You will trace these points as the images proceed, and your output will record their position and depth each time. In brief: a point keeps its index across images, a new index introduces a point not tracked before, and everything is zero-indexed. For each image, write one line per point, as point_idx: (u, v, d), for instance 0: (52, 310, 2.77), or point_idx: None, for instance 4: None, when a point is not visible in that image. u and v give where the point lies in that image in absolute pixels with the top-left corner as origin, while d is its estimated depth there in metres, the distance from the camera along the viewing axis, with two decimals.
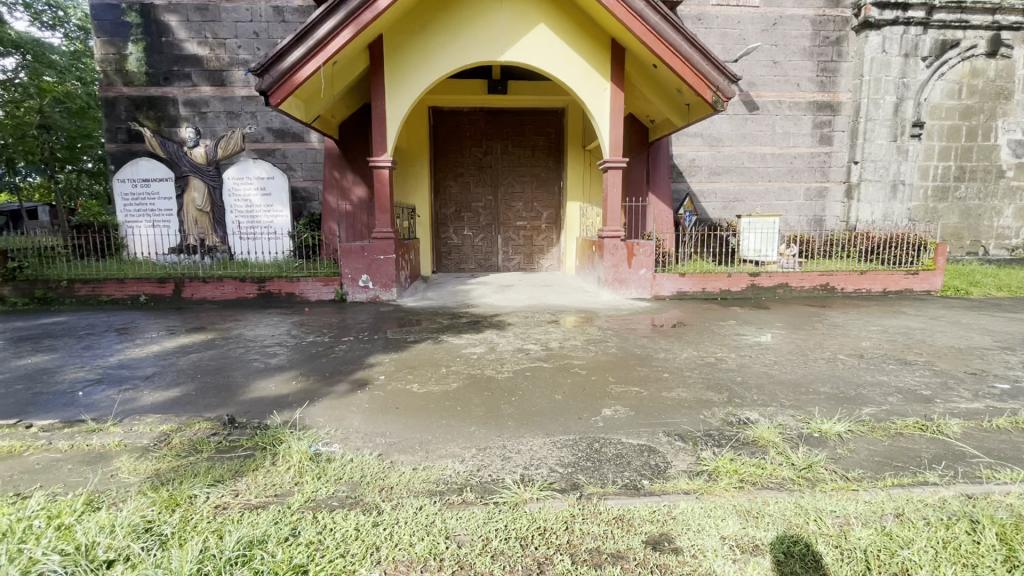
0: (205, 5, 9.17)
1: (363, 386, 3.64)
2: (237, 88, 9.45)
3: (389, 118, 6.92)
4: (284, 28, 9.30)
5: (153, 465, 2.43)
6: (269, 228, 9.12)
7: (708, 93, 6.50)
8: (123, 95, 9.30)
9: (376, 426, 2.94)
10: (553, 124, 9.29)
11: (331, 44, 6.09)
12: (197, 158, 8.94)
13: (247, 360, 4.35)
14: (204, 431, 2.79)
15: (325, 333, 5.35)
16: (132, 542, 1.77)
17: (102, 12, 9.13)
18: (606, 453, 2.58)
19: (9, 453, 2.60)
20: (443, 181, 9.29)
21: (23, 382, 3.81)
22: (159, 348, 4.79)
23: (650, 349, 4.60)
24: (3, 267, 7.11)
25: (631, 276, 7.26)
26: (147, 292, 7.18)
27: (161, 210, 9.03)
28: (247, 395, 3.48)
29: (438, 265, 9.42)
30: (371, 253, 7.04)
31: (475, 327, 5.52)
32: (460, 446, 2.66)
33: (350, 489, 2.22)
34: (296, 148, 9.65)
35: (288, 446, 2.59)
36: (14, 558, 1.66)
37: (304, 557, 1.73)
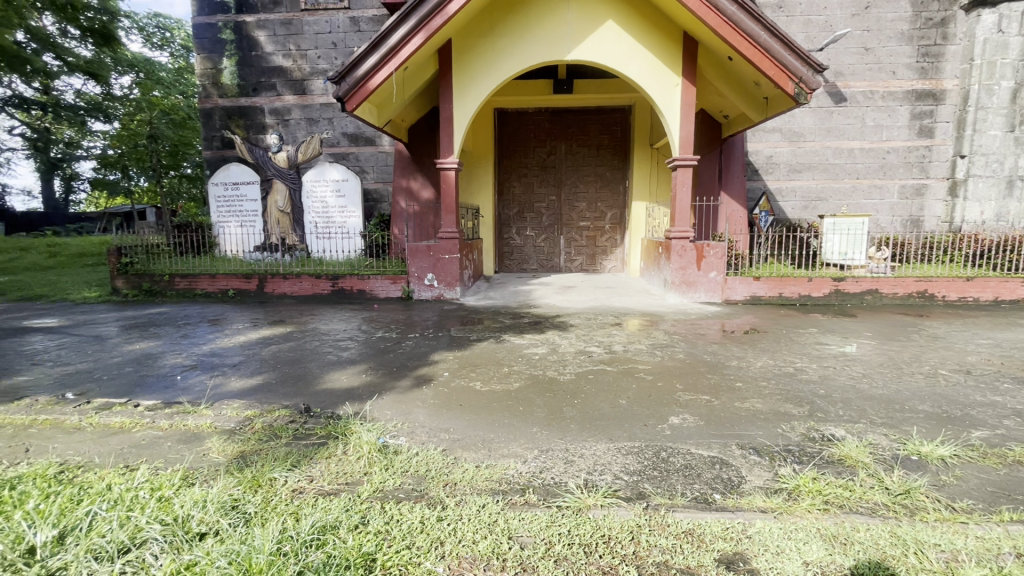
0: (289, 20, 9.82)
1: (428, 382, 3.73)
2: (316, 96, 10.01)
3: (456, 121, 7.07)
4: (359, 37, 9.75)
5: (239, 447, 2.63)
6: (342, 228, 9.60)
7: (790, 85, 6.09)
8: (218, 105, 10.14)
9: (441, 422, 3.00)
10: (620, 122, 9.09)
11: (403, 50, 6.31)
12: (280, 162, 9.75)
13: (322, 352, 4.60)
14: (283, 418, 2.97)
15: (392, 329, 5.55)
16: (221, 518, 1.90)
17: (202, 31, 10.03)
18: (673, 463, 2.47)
19: (120, 428, 2.91)
20: (507, 181, 9.36)
21: (132, 365, 4.26)
22: (245, 339, 5.18)
23: (722, 357, 4.37)
24: (118, 261, 8.00)
25: (700, 279, 6.95)
26: (235, 287, 7.78)
27: (249, 211, 9.79)
28: (321, 386, 3.68)
29: (501, 266, 9.51)
30: (437, 252, 7.22)
31: (537, 328, 5.51)
32: (523, 446, 2.66)
33: (417, 481, 2.28)
34: (368, 152, 10.08)
35: (359, 437, 2.69)
36: (123, 523, 1.84)
37: (372, 546, 1.79)
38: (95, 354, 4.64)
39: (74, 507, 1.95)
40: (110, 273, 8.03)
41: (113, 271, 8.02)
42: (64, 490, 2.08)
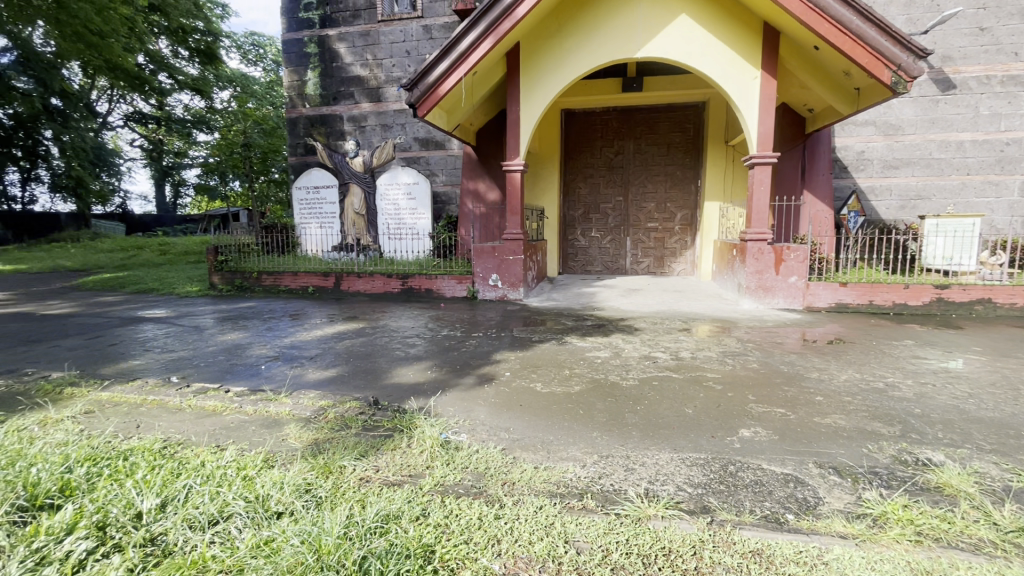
0: (367, 31, 10.36)
1: (489, 381, 3.79)
2: (391, 103, 10.48)
3: (523, 123, 7.12)
4: (431, 44, 10.10)
5: (313, 434, 2.81)
6: (412, 229, 9.96)
7: (886, 73, 5.56)
8: (303, 114, 10.89)
9: (501, 421, 3.03)
10: (692, 119, 8.75)
11: (473, 55, 6.46)
12: (357, 167, 10.17)
13: (390, 348, 4.82)
14: (354, 410, 3.14)
15: (457, 327, 5.69)
16: (295, 499, 2.04)
17: (290, 46, 10.84)
18: (742, 478, 2.34)
19: (213, 411, 3.21)
20: (573, 182, 9.30)
21: (224, 354, 4.69)
22: (322, 333, 5.53)
23: (800, 368, 4.08)
24: (215, 259, 8.82)
25: (778, 284, 6.53)
26: (314, 284, 8.33)
27: (327, 213, 10.39)
28: (389, 380, 3.85)
29: (565, 267, 9.47)
30: (502, 253, 7.32)
31: (602, 331, 5.43)
32: (582, 450, 2.63)
33: (476, 478, 2.33)
34: (438, 155, 10.40)
35: (423, 431, 2.79)
36: (214, 497, 2.03)
37: (432, 538, 1.84)
38: (194, 343, 5.16)
39: (173, 479, 2.18)
40: (208, 270, 8.86)
41: (210, 268, 8.84)
42: (166, 464, 2.32)
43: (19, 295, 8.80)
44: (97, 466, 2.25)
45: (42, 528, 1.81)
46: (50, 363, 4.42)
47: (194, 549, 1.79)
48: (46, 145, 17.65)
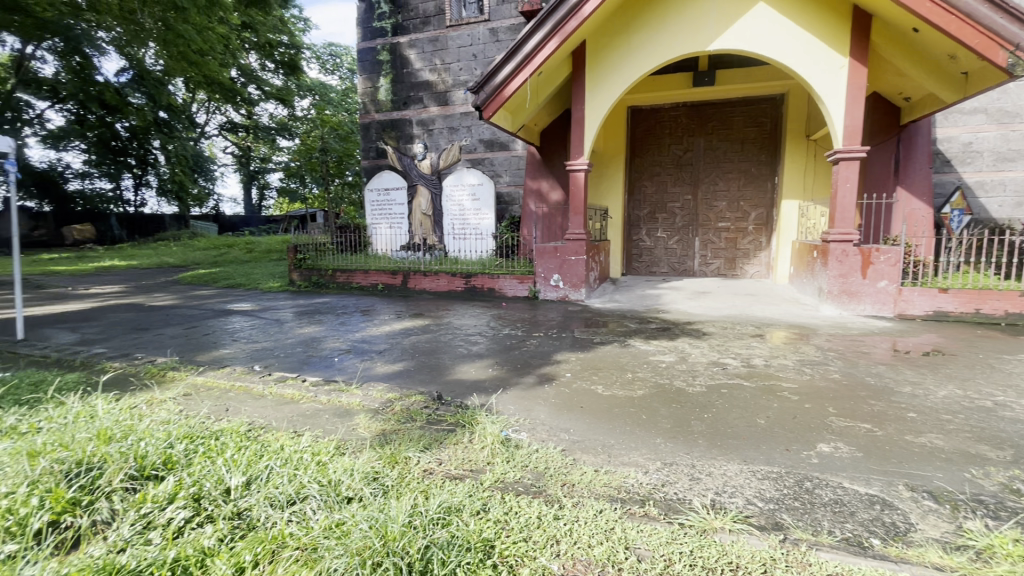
0: (436, 37, 10.66)
1: (550, 381, 3.78)
2: (457, 105, 10.68)
3: (588, 122, 7.04)
4: (497, 46, 10.22)
5: (381, 425, 2.94)
6: (476, 230, 10.16)
7: (999, 54, 4.96)
8: (375, 119, 11.40)
9: (561, 421, 3.02)
10: (769, 112, 8.28)
11: (538, 55, 6.47)
12: (423, 168, 10.65)
13: (454, 345, 4.95)
14: (419, 403, 3.26)
15: (518, 327, 5.73)
16: (364, 486, 2.15)
17: (365, 55, 11.39)
18: (820, 496, 2.18)
19: (291, 399, 3.44)
20: (638, 181, 9.07)
21: (302, 346, 5.01)
22: (390, 328, 5.77)
23: (890, 380, 3.74)
24: (295, 257, 9.49)
25: (865, 289, 6.02)
26: (383, 281, 8.73)
27: (397, 213, 10.86)
28: (452, 376, 3.96)
29: (629, 268, 9.27)
30: (564, 253, 7.29)
31: (668, 334, 5.26)
32: (644, 456, 2.56)
33: (536, 477, 2.34)
34: (502, 156, 10.35)
35: (484, 427, 2.84)
36: (292, 478, 2.18)
37: (491, 533, 1.87)
38: (275, 335, 5.56)
39: (257, 460, 2.36)
40: (289, 267, 9.53)
41: (291, 265, 9.51)
42: (250, 445, 2.52)
43: (132, 287, 9.89)
44: (194, 442, 2.48)
45: (149, 496, 2.03)
46: (156, 349, 4.93)
47: (274, 525, 1.93)
48: (154, 154, 19.78)
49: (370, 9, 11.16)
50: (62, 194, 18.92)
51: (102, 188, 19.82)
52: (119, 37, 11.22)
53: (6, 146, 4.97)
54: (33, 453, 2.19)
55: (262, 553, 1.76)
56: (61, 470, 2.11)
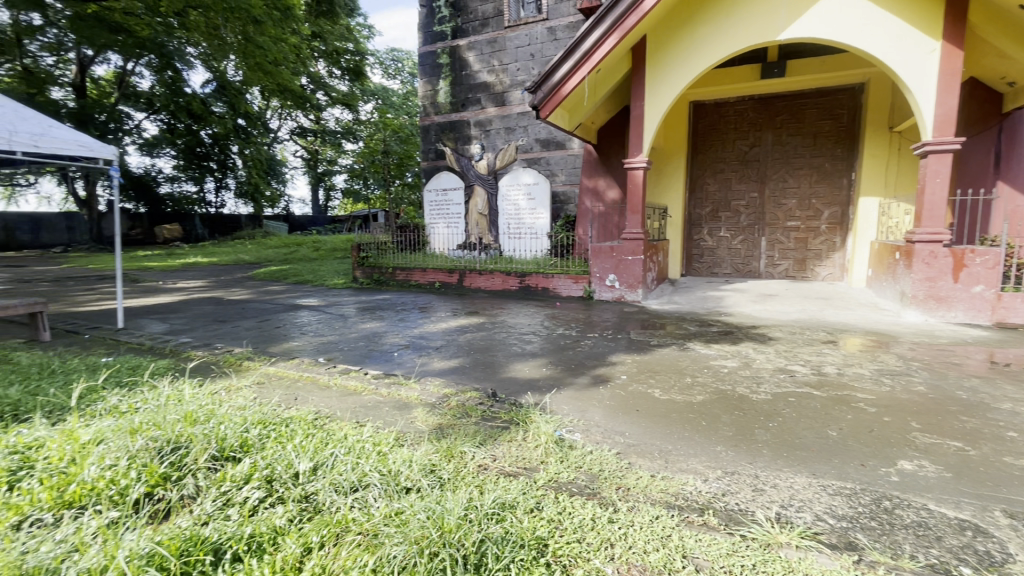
0: (495, 39, 10.78)
1: (605, 383, 3.74)
2: (514, 105, 10.74)
3: (647, 119, 6.87)
4: (555, 45, 10.19)
5: (438, 419, 3.02)
6: (531, 229, 10.20)
7: None
8: (434, 121, 11.68)
9: (615, 424, 2.98)
10: (846, 104, 7.73)
11: (597, 52, 6.40)
12: (480, 169, 10.79)
13: (509, 343, 4.99)
14: (474, 399, 3.31)
15: (573, 327, 5.70)
16: (422, 477, 2.22)
17: (426, 59, 11.70)
18: (900, 517, 2.02)
19: (354, 391, 3.61)
20: (700, 178, 8.75)
21: (364, 341, 5.24)
22: (446, 325, 5.91)
23: (986, 395, 3.39)
24: (358, 255, 9.94)
25: (956, 294, 5.50)
26: (440, 280, 8.95)
27: (454, 213, 11.05)
28: (506, 373, 4.00)
29: (689, 269, 8.97)
30: (621, 253, 7.16)
31: (730, 338, 5.05)
32: (704, 464, 2.47)
33: (590, 479, 2.32)
34: (558, 155, 10.27)
35: (538, 426, 2.84)
36: (355, 467, 2.28)
37: (545, 531, 1.88)
38: (340, 329, 5.84)
39: (323, 447, 2.49)
40: (353, 265, 9.99)
41: (355, 263, 9.96)
42: (317, 433, 2.66)
43: (213, 282, 10.71)
44: (266, 428, 2.66)
45: (228, 476, 2.20)
46: (234, 340, 5.32)
47: (338, 509, 2.04)
48: (233, 159, 21.30)
49: (432, 14, 11.46)
50: (155, 197, 20.82)
51: (188, 191, 21.60)
52: (204, 50, 12.19)
53: (111, 154, 5.53)
54: (131, 430, 2.43)
55: (328, 535, 1.86)
56: (155, 447, 2.33)
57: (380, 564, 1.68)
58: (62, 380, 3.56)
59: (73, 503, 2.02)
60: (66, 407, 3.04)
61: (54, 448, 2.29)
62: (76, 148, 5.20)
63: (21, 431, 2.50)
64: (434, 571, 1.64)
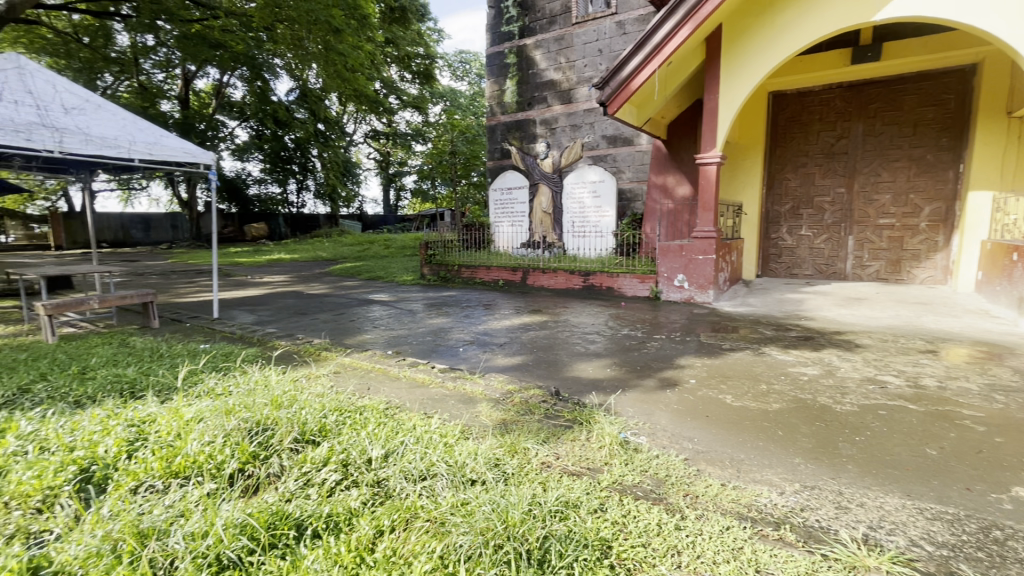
0: (562, 36, 10.73)
1: (673, 386, 3.62)
2: (581, 103, 10.58)
3: (722, 112, 6.56)
4: (624, 39, 9.96)
5: (501, 414, 3.07)
6: (595, 227, 10.08)
7: None
8: (501, 121, 11.77)
9: (683, 429, 2.88)
10: (953, 87, 6.94)
11: (668, 45, 6.20)
12: (546, 167, 10.75)
13: (572, 342, 4.97)
14: (537, 397, 3.33)
15: (638, 328, 5.56)
16: (487, 470, 2.27)
17: (493, 60, 11.85)
18: (1014, 550, 1.80)
19: (421, 383, 3.75)
20: (779, 173, 8.23)
21: (431, 335, 5.41)
22: (510, 323, 5.97)
23: None
24: (426, 253, 10.27)
25: None
26: (503, 278, 9.06)
27: (518, 212, 11.14)
28: (569, 372, 3.99)
29: (765, 270, 8.47)
30: (690, 252, 6.91)
31: (810, 344, 4.72)
32: (780, 476, 2.34)
33: (656, 483, 2.27)
34: (626, 152, 9.97)
35: (602, 427, 2.81)
36: (424, 456, 2.37)
37: (609, 533, 1.86)
38: (409, 324, 6.08)
39: (394, 435, 2.61)
40: (421, 262, 10.35)
41: (423, 261, 10.31)
42: (388, 422, 2.79)
43: (295, 277, 11.47)
44: (342, 415, 2.82)
45: (309, 458, 2.36)
46: (313, 331, 5.69)
47: (408, 495, 2.13)
48: (313, 161, 22.70)
49: (500, 14, 11.60)
50: (245, 198, 22.65)
51: (273, 192, 23.30)
52: (289, 61, 13.08)
53: (209, 159, 6.06)
54: (226, 411, 2.67)
55: (398, 520, 1.95)
56: (246, 427, 2.54)
57: (448, 552, 1.74)
58: (169, 363, 3.98)
59: (179, 473, 2.25)
60: (172, 387, 3.40)
61: (164, 423, 2.57)
62: (182, 156, 5.78)
63: (138, 407, 2.82)
64: (499, 563, 1.68)
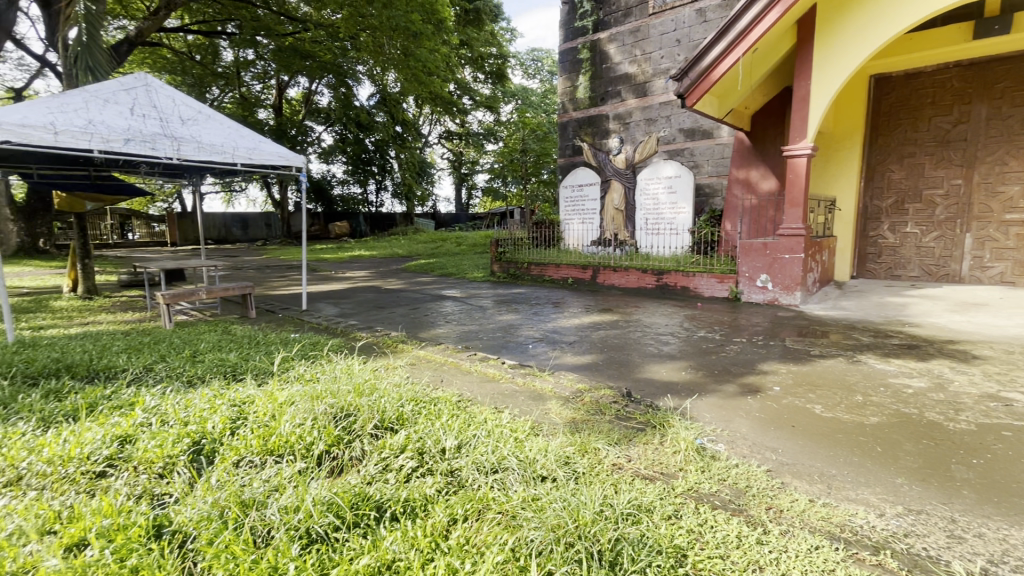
0: (638, 28, 10.43)
1: (754, 393, 3.42)
2: (656, 96, 10.21)
3: (814, 99, 6.07)
4: (705, 27, 9.49)
5: (572, 413, 3.06)
6: (670, 224, 9.72)
7: None
8: (573, 117, 11.66)
9: (766, 439, 2.71)
10: None
11: (755, 30, 5.82)
12: (618, 163, 10.50)
13: (644, 343, 4.83)
14: (608, 397, 3.28)
15: (716, 330, 5.29)
16: (558, 468, 2.27)
17: (566, 56, 11.76)
18: None
19: (492, 377, 3.83)
20: (881, 165, 7.50)
21: (501, 332, 5.49)
22: (579, 321, 5.91)
23: None
24: (496, 250, 10.42)
25: None
26: (573, 276, 8.98)
27: (589, 209, 11.00)
28: (642, 374, 3.88)
29: (861, 271, 7.76)
30: (775, 252, 6.48)
31: (916, 353, 4.25)
32: (879, 496, 2.14)
33: (735, 494, 2.16)
34: (705, 145, 9.51)
35: (677, 431, 2.71)
36: (495, 450, 2.41)
37: (684, 541, 1.80)
38: (479, 320, 6.21)
39: (466, 427, 2.69)
40: (491, 259, 10.51)
41: (493, 258, 10.47)
42: (461, 415, 2.87)
43: (373, 273, 12.09)
44: (419, 405, 2.95)
45: (388, 444, 2.49)
46: (390, 324, 5.98)
47: (480, 487, 2.18)
48: (390, 162, 23.78)
49: (574, 10, 11.49)
50: (330, 198, 24.21)
51: (355, 192, 24.72)
52: (371, 67, 13.82)
53: (299, 162, 6.50)
54: (314, 396, 2.87)
55: (471, 510, 2.00)
56: (332, 412, 2.73)
57: (519, 545, 1.76)
58: (265, 350, 4.35)
59: (274, 451, 2.44)
60: (267, 371, 3.71)
61: (261, 404, 2.81)
62: (277, 160, 6.27)
63: (239, 389, 3.12)
64: (569, 560, 1.67)
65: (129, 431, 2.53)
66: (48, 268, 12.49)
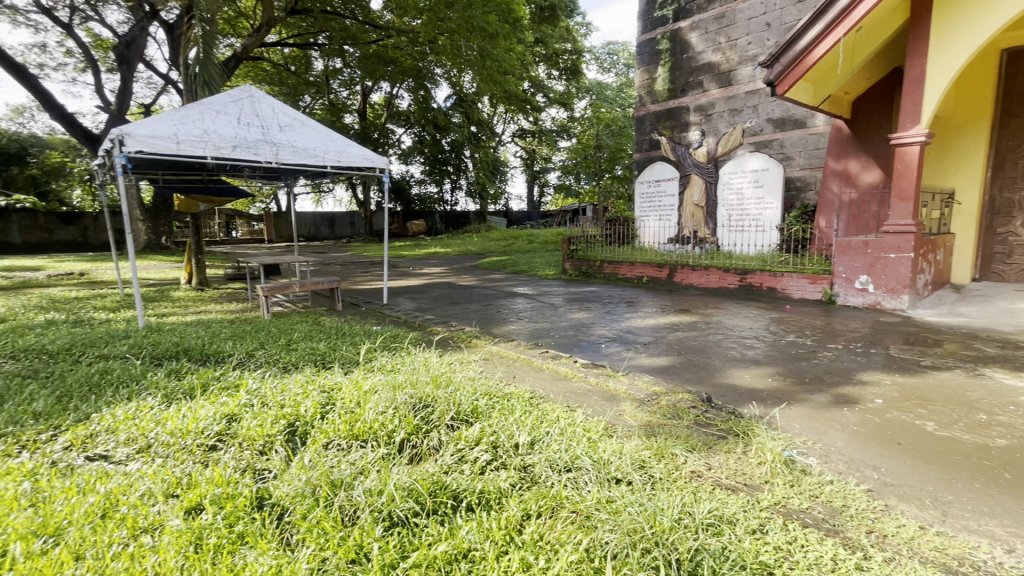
0: (722, 14, 9.88)
1: (852, 404, 3.13)
2: (742, 84, 9.60)
3: (931, 80, 5.42)
4: (798, 8, 8.80)
5: (647, 416, 2.98)
6: (756, 221, 9.17)
7: None
8: (650, 111, 11.29)
9: (866, 456, 2.47)
10: None
11: (858, 8, 5.32)
12: (699, 157, 10.01)
13: (726, 346, 4.58)
14: (686, 402, 3.15)
15: (807, 335, 4.91)
16: (633, 471, 2.22)
17: (644, 47, 11.40)
18: None
19: (565, 376, 3.81)
20: (1013, 151, 6.56)
21: (573, 330, 5.45)
22: (655, 321, 5.73)
23: None
24: (568, 248, 10.33)
25: None
26: (647, 274, 8.70)
27: (667, 205, 10.63)
28: (723, 379, 3.69)
29: (985, 273, 6.84)
30: (877, 250, 5.89)
31: None
32: (1008, 530, 1.88)
33: (829, 513, 1.99)
34: (797, 135, 8.79)
35: (762, 441, 2.55)
36: (569, 449, 2.40)
37: (770, 558, 1.68)
38: (551, 317, 6.21)
39: (540, 424, 2.70)
40: (563, 257, 10.44)
41: (565, 255, 10.40)
42: (534, 411, 2.88)
43: (448, 270, 12.45)
44: (492, 400, 3.00)
45: (465, 435, 2.55)
46: (464, 320, 6.15)
47: (553, 484, 2.18)
48: (465, 162, 24.37)
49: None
50: (408, 197, 25.28)
51: (431, 191, 25.62)
52: (449, 70, 14.27)
53: (380, 163, 6.80)
54: (395, 386, 3.02)
55: (545, 507, 2.01)
56: (412, 402, 2.85)
57: (594, 546, 1.74)
58: (350, 340, 4.64)
59: (359, 436, 2.59)
60: (353, 360, 3.95)
61: (347, 392, 3.00)
62: (362, 162, 6.61)
63: (328, 376, 3.36)
64: (647, 566, 1.63)
65: (234, 410, 2.80)
66: (170, 261, 14.11)
